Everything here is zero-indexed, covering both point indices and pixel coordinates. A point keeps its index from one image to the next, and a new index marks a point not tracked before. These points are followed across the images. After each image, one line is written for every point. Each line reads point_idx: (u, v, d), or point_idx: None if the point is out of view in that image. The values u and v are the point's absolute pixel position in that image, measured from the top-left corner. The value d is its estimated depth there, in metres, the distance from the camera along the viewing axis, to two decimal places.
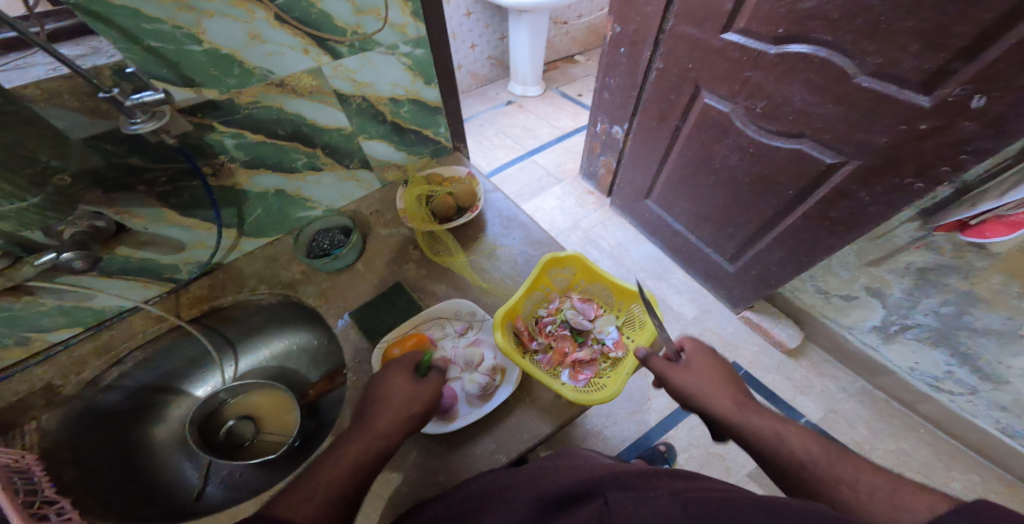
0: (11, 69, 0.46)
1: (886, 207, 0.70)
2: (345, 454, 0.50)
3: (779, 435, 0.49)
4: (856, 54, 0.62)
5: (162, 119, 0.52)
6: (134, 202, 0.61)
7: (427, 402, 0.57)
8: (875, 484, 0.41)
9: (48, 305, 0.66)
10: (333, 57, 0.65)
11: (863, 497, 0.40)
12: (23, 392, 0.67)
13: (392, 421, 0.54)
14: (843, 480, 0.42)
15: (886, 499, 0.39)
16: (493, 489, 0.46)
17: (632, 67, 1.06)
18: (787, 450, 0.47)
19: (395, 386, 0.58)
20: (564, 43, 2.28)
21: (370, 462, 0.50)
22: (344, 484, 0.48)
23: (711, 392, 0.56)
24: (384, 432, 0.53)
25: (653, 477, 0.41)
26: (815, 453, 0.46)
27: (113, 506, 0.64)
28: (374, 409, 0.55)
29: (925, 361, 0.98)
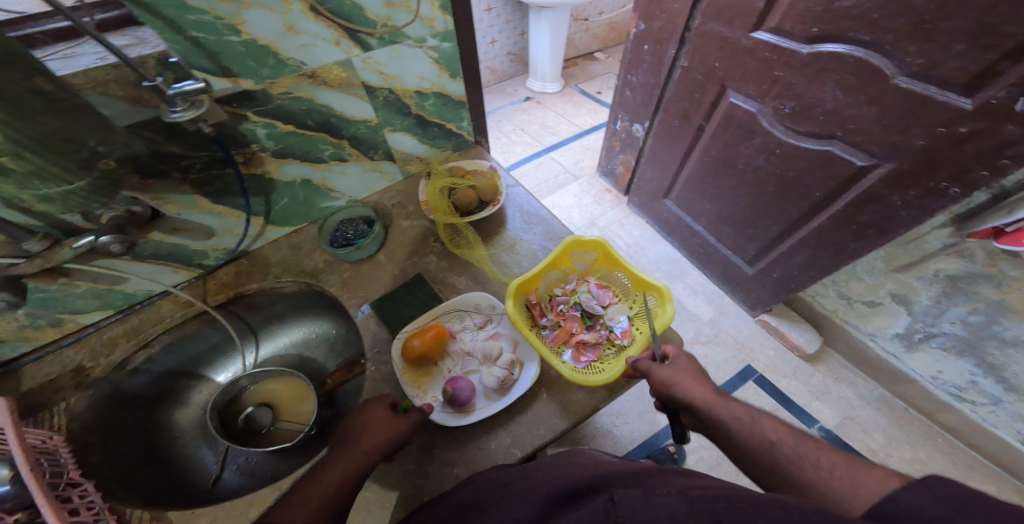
0: (59, 59, 0.48)
1: (919, 211, 0.69)
2: (331, 470, 0.51)
3: (753, 418, 0.48)
4: (895, 54, 0.61)
5: (200, 109, 0.53)
6: (170, 189, 0.63)
7: (407, 432, 0.56)
8: (836, 463, 0.39)
9: (83, 287, 0.68)
10: (363, 49, 0.66)
11: (825, 474, 0.38)
12: (55, 373, 0.69)
13: (381, 442, 0.54)
14: (807, 459, 0.41)
15: (847, 475, 0.37)
16: (488, 491, 0.48)
17: (656, 65, 1.06)
18: (759, 431, 0.46)
19: (374, 416, 0.56)
20: (584, 40, 2.26)
21: (341, 492, 0.50)
22: (336, 494, 0.49)
23: (691, 383, 0.56)
24: (368, 451, 0.53)
25: (660, 477, 0.37)
26: (783, 434, 0.45)
27: (130, 488, 0.65)
28: (354, 438, 0.54)
29: (948, 369, 0.96)
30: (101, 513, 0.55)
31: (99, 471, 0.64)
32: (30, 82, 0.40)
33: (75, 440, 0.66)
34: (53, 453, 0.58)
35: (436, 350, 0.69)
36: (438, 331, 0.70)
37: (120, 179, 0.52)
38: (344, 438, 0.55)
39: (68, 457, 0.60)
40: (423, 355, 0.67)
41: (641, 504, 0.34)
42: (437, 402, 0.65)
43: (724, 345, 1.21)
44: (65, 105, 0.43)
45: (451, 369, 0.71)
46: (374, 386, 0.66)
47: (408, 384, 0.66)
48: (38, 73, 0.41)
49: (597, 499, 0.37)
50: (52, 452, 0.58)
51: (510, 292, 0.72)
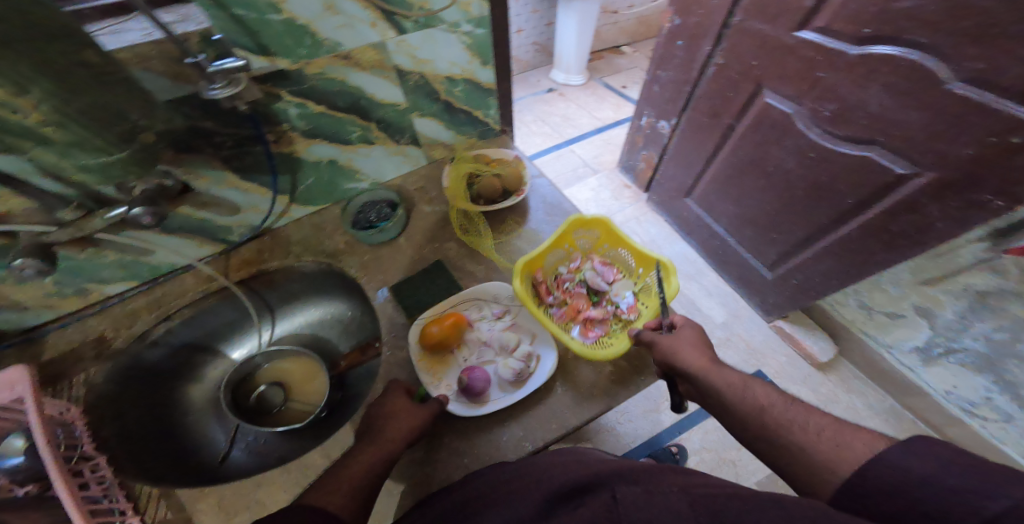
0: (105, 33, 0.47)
1: (957, 223, 0.67)
2: (355, 463, 0.51)
3: (746, 384, 0.50)
4: (953, 58, 0.59)
5: (239, 87, 0.52)
6: (200, 164, 0.63)
7: (428, 423, 0.56)
8: (823, 425, 0.43)
9: (110, 257, 0.69)
10: (398, 32, 0.65)
11: (812, 436, 0.42)
12: (76, 342, 0.70)
13: (404, 432, 0.54)
14: (796, 422, 0.44)
15: (833, 436, 0.41)
16: (496, 485, 0.46)
17: (688, 61, 1.04)
18: (752, 397, 0.48)
19: (396, 405, 0.57)
20: (612, 32, 2.22)
21: (369, 479, 0.50)
22: (364, 479, 0.50)
23: (690, 354, 0.55)
24: (392, 440, 0.53)
25: (658, 474, 0.39)
26: (773, 398, 0.47)
27: (142, 464, 0.65)
28: (381, 426, 0.54)
29: (963, 385, 0.95)
30: (112, 488, 0.56)
31: (113, 447, 0.64)
32: (78, 56, 0.41)
33: (91, 413, 0.65)
34: (70, 424, 0.59)
35: (454, 338, 0.68)
36: (456, 319, 0.69)
37: (155, 151, 0.55)
38: (371, 426, 0.55)
39: (84, 429, 0.61)
40: (441, 342, 0.67)
41: (643, 500, 0.36)
42: (451, 393, 0.65)
43: (736, 348, 1.20)
44: (112, 78, 0.45)
45: (467, 358, 0.70)
46: (392, 371, 0.66)
47: (424, 371, 0.66)
48: (88, 47, 0.42)
49: (600, 498, 0.38)
50: (68, 423, 0.59)
51: (518, 270, 0.72)
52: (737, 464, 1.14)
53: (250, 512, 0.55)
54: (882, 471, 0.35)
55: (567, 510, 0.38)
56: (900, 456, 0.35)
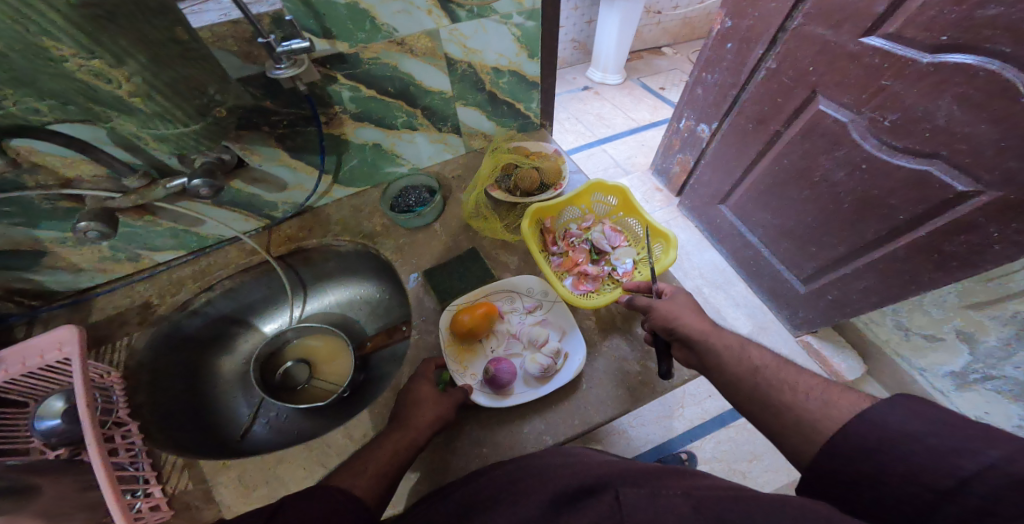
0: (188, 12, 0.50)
1: (1016, 247, 0.65)
2: (382, 447, 0.51)
3: (743, 346, 0.51)
4: None
5: (302, 68, 0.54)
6: (256, 141, 0.65)
7: (452, 412, 0.57)
8: (811, 385, 0.44)
9: (164, 226, 0.71)
10: (451, 20, 0.65)
11: (801, 397, 0.42)
12: (123, 306, 0.73)
13: (430, 422, 0.54)
14: (787, 382, 0.45)
15: (821, 396, 0.42)
16: (505, 482, 0.45)
17: (738, 64, 1.03)
18: (746, 357, 0.49)
19: (423, 393, 0.57)
20: (653, 33, 2.19)
21: (394, 465, 0.50)
22: (390, 468, 0.49)
23: (694, 318, 0.55)
24: (417, 428, 0.53)
25: (662, 477, 0.39)
26: (768, 361, 0.48)
27: (170, 432, 0.68)
28: (409, 415, 0.55)
29: (996, 413, 0.91)
30: (140, 456, 0.58)
31: (144, 415, 0.66)
32: (171, 32, 0.45)
33: (129, 379, 0.68)
34: (107, 388, 0.63)
35: (483, 327, 0.68)
36: (488, 309, 0.68)
37: (224, 125, 0.56)
38: (398, 414, 0.56)
39: (121, 393, 0.65)
40: (471, 330, 0.67)
41: (645, 500, 0.36)
42: (476, 382, 0.65)
43: None
44: (194, 54, 0.48)
45: (495, 348, 0.70)
46: (424, 354, 0.67)
47: (452, 357, 0.66)
48: (179, 24, 0.45)
49: (600, 499, 0.37)
50: (106, 387, 0.63)
51: (528, 214, 0.77)
52: (749, 476, 1.12)
53: (268, 487, 0.57)
54: (866, 429, 0.37)
55: (573, 512, 0.37)
56: (885, 412, 0.37)
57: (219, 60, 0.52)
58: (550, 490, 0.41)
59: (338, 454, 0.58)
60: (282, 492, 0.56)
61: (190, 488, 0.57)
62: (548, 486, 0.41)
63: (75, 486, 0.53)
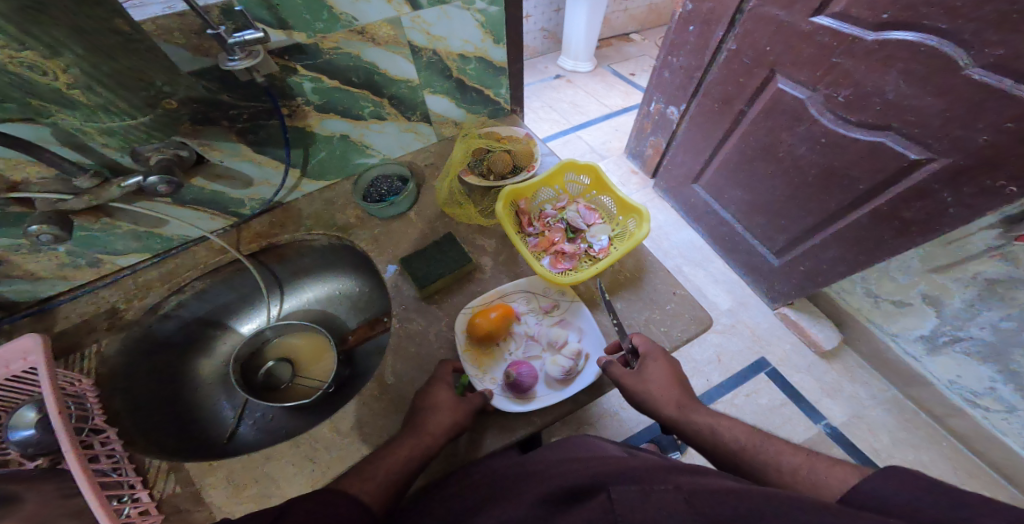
0: (129, 6, 0.47)
1: (969, 210, 0.68)
2: (394, 452, 0.51)
3: (713, 429, 0.52)
4: (972, 44, 0.59)
5: (257, 60, 0.52)
6: (217, 136, 0.63)
7: (469, 417, 0.55)
8: (796, 464, 0.44)
9: (123, 228, 0.69)
10: (412, 7, 0.64)
11: (787, 477, 0.44)
12: (89, 313, 0.71)
13: (443, 426, 0.53)
14: (770, 462, 0.46)
15: (807, 476, 0.42)
16: (494, 491, 0.45)
17: (700, 46, 1.04)
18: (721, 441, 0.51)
19: (441, 397, 0.56)
20: (622, 20, 2.19)
21: (404, 472, 0.49)
22: (397, 475, 0.49)
23: (659, 389, 0.57)
24: (432, 433, 0.52)
25: (664, 474, 0.37)
26: (743, 440, 0.50)
27: (153, 437, 0.66)
28: (423, 419, 0.54)
29: (968, 375, 0.96)
30: (122, 462, 0.57)
31: (123, 419, 0.65)
32: (110, 23, 0.44)
33: (102, 384, 0.66)
34: (80, 395, 0.61)
35: (501, 330, 0.67)
36: (502, 311, 0.67)
37: (178, 117, 0.57)
38: (413, 418, 0.54)
39: (94, 400, 0.62)
40: (488, 333, 0.66)
41: (638, 499, 0.33)
42: (496, 387, 0.64)
43: (741, 335, 1.21)
44: (137, 47, 0.47)
45: (513, 351, 0.69)
46: (402, 342, 0.67)
47: (469, 362, 0.65)
48: (118, 15, 0.44)
49: (595, 499, 0.36)
50: (78, 395, 0.60)
51: (502, 196, 0.77)
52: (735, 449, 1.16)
53: (258, 486, 0.56)
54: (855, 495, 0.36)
55: (565, 513, 0.36)
56: None
57: (167, 53, 0.50)
58: (535, 494, 0.41)
59: (327, 448, 0.58)
60: (273, 491, 0.56)
61: (178, 492, 0.56)
62: (543, 487, 0.42)
63: (57, 493, 0.51)
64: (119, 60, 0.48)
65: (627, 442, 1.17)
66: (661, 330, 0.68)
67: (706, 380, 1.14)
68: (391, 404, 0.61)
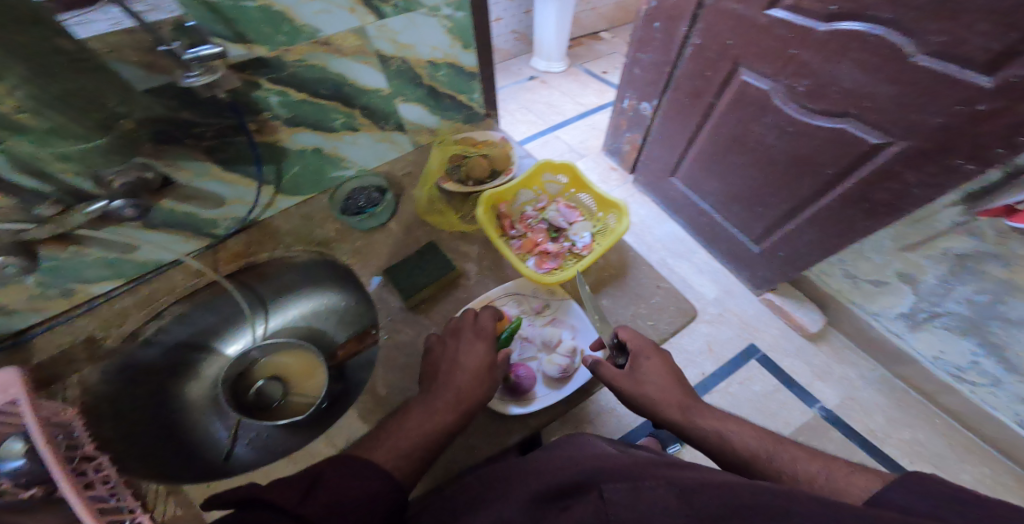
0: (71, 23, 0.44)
1: (931, 190, 0.70)
2: (422, 414, 0.51)
3: (722, 436, 0.50)
4: (916, 32, 0.60)
5: (215, 74, 0.53)
6: (181, 156, 0.63)
7: (491, 386, 0.56)
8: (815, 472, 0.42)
9: (93, 255, 0.67)
10: (377, 17, 0.64)
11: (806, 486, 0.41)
12: (66, 344, 0.68)
13: (469, 388, 0.54)
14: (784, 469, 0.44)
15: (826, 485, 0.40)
16: (482, 496, 0.43)
17: (666, 43, 1.05)
18: (730, 448, 0.48)
19: (467, 356, 0.57)
20: (591, 18, 2.21)
21: (429, 443, 0.49)
22: (423, 439, 0.49)
23: (658, 391, 0.56)
24: (462, 394, 0.53)
25: (646, 468, 0.37)
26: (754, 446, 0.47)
27: (146, 461, 0.66)
28: (446, 381, 0.55)
29: (950, 350, 0.98)
30: (119, 488, 0.55)
31: (115, 445, 0.65)
32: (52, 43, 0.43)
33: (88, 413, 0.66)
34: (68, 424, 0.59)
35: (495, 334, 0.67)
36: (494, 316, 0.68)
37: (135, 139, 0.56)
38: (434, 381, 0.55)
39: (82, 427, 0.61)
40: None
41: (630, 497, 0.32)
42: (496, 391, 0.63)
43: (729, 323, 1.22)
44: (84, 65, 0.46)
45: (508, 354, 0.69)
46: (388, 354, 0.66)
47: None
48: (58, 34, 0.43)
49: (587, 498, 0.35)
50: (66, 423, 0.59)
51: (482, 201, 0.77)
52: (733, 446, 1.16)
53: None
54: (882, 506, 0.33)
55: (558, 513, 0.35)
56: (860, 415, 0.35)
57: (120, 72, 0.50)
58: (527, 496, 0.39)
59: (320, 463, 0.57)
60: None
61: (180, 514, 0.55)
62: (536, 484, 0.41)
63: None
64: (65, 79, 0.45)
65: (625, 438, 1.16)
66: (648, 324, 0.68)
67: (699, 370, 1.15)
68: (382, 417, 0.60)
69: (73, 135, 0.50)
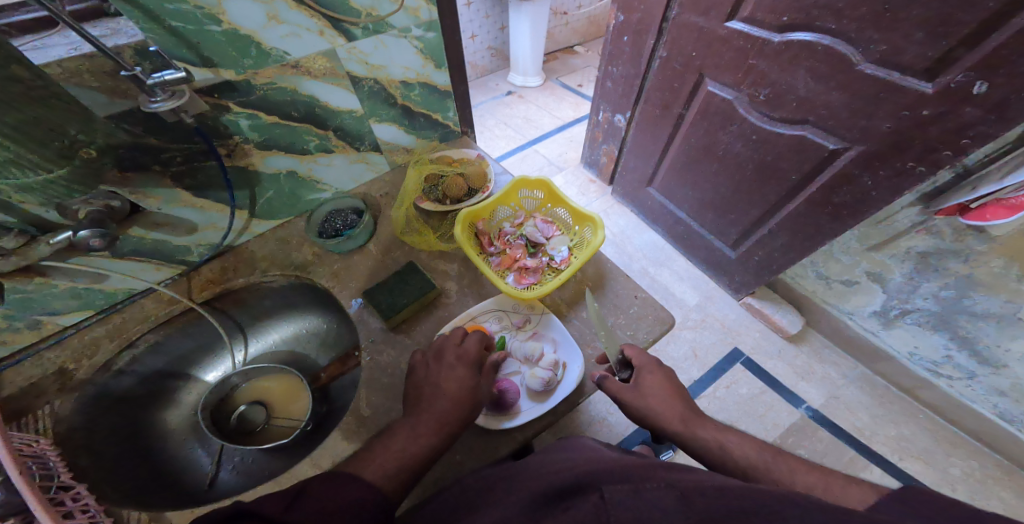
0: (25, 48, 0.46)
1: (889, 192, 0.73)
2: (399, 436, 0.50)
3: (722, 446, 0.50)
4: (860, 41, 0.64)
5: (182, 99, 0.53)
6: (149, 183, 0.62)
7: (472, 410, 0.54)
8: (810, 485, 0.43)
9: (61, 286, 0.66)
10: (347, 39, 0.65)
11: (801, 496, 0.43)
12: (36, 377, 0.66)
13: (448, 412, 0.53)
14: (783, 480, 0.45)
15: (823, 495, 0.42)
16: (475, 499, 0.42)
17: (635, 55, 1.09)
18: (731, 458, 0.48)
19: (447, 377, 0.55)
20: (564, 34, 2.27)
21: (409, 467, 0.48)
22: (401, 461, 0.48)
23: (660, 404, 0.55)
24: (440, 417, 0.52)
25: (651, 470, 0.37)
26: (755, 457, 0.48)
27: (126, 490, 0.63)
28: (423, 405, 0.53)
29: (924, 345, 1.00)
30: (100, 516, 0.53)
31: (92, 475, 0.62)
32: (5, 70, 0.44)
33: (62, 444, 0.63)
34: (41, 456, 0.56)
35: None
36: None
37: (99, 167, 0.56)
38: (413, 404, 0.54)
39: (57, 459, 0.58)
40: None
41: (631, 498, 0.33)
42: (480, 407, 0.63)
43: (712, 329, 1.24)
44: (41, 93, 0.47)
45: None
46: (367, 377, 0.65)
47: None
48: (15, 61, 0.44)
49: (587, 499, 0.35)
50: (39, 456, 0.55)
51: (459, 219, 0.77)
52: None
53: None
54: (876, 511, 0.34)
55: (557, 513, 0.35)
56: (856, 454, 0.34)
57: (79, 98, 0.50)
58: (524, 497, 0.39)
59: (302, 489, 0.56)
60: None
61: None
62: (537, 484, 0.40)
63: None
64: (23, 109, 0.46)
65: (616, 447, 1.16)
66: (627, 334, 0.69)
67: (686, 376, 1.15)
68: (363, 439, 0.59)
69: (31, 164, 0.51)
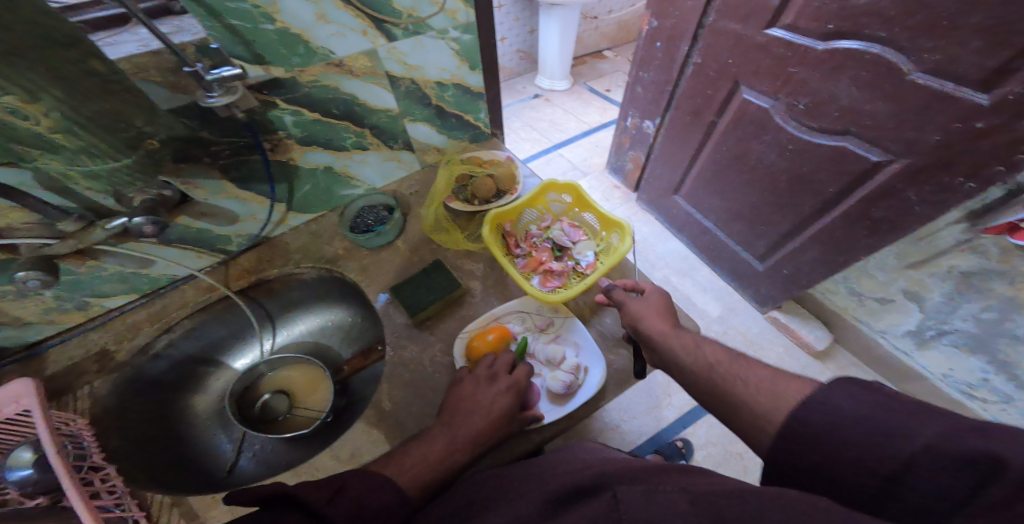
0: (102, 45, 0.49)
1: (933, 207, 0.70)
2: (434, 444, 0.51)
3: (697, 345, 0.51)
4: (910, 50, 0.63)
5: (235, 95, 0.55)
6: (198, 174, 0.65)
7: (507, 433, 0.54)
8: (762, 377, 0.43)
9: (110, 270, 0.69)
10: (388, 39, 0.67)
11: (751, 389, 0.42)
12: (79, 357, 0.69)
13: (486, 433, 0.53)
14: (740, 378, 0.44)
15: (770, 388, 0.41)
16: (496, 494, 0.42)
17: (667, 61, 1.08)
18: (700, 356, 0.50)
19: (490, 397, 0.56)
20: (593, 38, 2.27)
21: (439, 478, 0.48)
22: (433, 471, 0.48)
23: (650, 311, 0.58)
24: (478, 436, 0.52)
25: (662, 471, 0.36)
26: (720, 357, 0.48)
27: (151, 472, 0.66)
28: (463, 420, 0.53)
29: (959, 368, 0.97)
30: (126, 498, 0.54)
31: (121, 457, 0.65)
32: (86, 65, 0.46)
33: (97, 424, 0.66)
34: (76, 435, 0.58)
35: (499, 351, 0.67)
36: (499, 332, 0.68)
37: (160, 158, 0.58)
38: (451, 415, 0.54)
39: (91, 439, 0.60)
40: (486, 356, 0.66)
41: (643, 500, 0.32)
42: None
43: (734, 341, 1.21)
44: (116, 88, 0.49)
45: None
46: (393, 371, 0.66)
47: None
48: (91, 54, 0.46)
49: (599, 497, 0.34)
50: (75, 435, 0.58)
51: (487, 220, 0.78)
52: (744, 457, 1.14)
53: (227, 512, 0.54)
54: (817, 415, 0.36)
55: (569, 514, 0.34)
56: (837, 397, 0.35)
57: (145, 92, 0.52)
58: (544, 492, 0.39)
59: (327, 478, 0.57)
60: None
61: None
62: (550, 483, 0.40)
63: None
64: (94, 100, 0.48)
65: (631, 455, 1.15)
66: None
67: None
68: (390, 432, 0.60)
69: (100, 153, 0.52)
